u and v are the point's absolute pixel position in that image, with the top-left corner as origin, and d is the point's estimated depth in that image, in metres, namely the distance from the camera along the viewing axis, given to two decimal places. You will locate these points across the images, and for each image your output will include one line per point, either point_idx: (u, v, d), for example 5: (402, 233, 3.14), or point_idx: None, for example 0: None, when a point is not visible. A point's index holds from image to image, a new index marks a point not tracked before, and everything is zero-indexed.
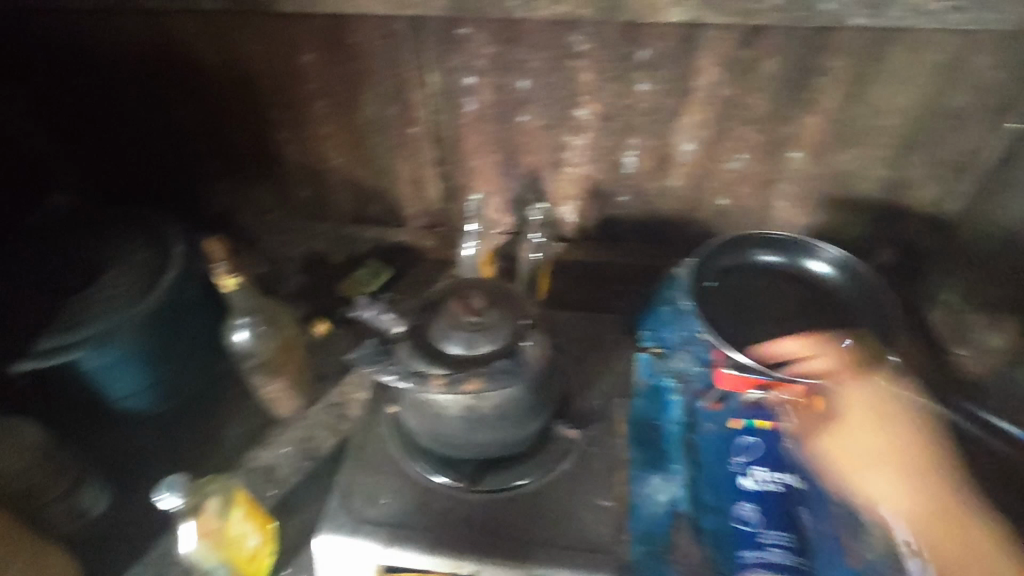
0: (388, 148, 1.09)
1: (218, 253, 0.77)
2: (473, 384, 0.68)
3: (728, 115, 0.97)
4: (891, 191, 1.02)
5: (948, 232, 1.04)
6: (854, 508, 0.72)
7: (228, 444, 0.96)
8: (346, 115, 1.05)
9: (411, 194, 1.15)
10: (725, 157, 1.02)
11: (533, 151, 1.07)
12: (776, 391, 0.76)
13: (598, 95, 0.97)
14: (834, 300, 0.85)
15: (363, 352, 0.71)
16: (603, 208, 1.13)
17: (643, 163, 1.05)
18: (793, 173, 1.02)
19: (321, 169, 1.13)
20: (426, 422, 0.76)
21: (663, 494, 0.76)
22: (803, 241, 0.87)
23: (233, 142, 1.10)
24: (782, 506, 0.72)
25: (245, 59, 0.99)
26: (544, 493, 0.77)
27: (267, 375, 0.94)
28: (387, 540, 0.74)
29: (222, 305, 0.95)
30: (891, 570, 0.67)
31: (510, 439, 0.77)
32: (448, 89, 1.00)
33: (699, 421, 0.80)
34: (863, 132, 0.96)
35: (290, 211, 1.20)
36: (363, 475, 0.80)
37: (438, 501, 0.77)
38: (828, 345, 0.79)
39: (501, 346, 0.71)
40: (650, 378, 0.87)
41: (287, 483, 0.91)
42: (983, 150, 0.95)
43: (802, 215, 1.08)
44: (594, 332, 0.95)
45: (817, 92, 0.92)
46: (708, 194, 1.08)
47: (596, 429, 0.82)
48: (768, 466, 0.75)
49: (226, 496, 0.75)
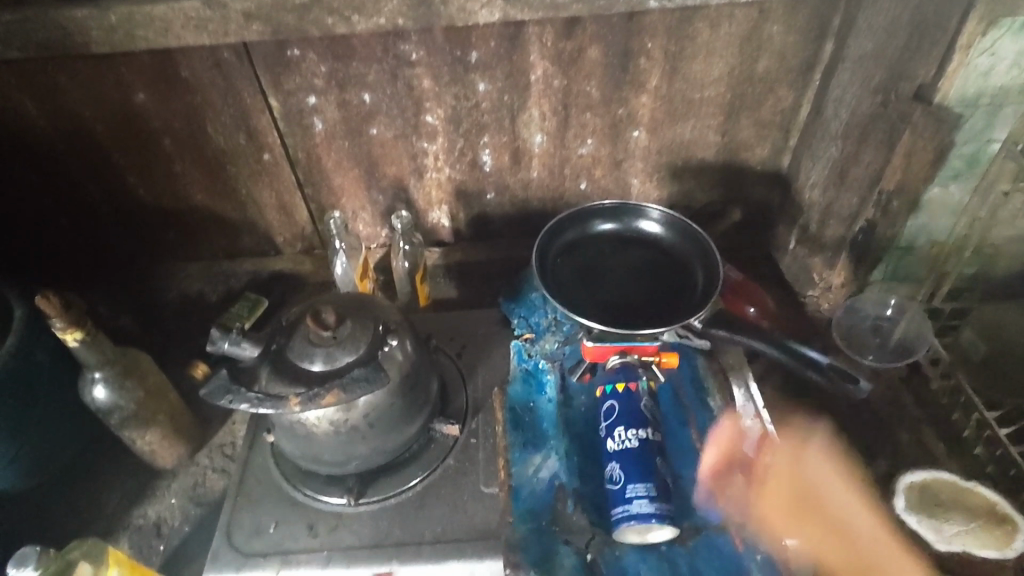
0: (243, 178, 1.06)
1: (50, 308, 0.74)
2: (330, 397, 0.68)
3: (568, 103, 1.01)
4: (727, 155, 1.10)
5: (786, 185, 1.13)
6: (718, 451, 0.80)
7: (110, 506, 0.93)
8: (192, 152, 1.01)
9: (280, 220, 1.13)
10: (575, 143, 1.06)
11: (393, 162, 1.07)
12: (634, 354, 0.82)
13: (441, 100, 0.99)
14: (669, 253, 0.92)
15: (212, 387, 0.69)
16: (473, 207, 1.15)
17: (500, 159, 1.08)
18: (636, 150, 1.08)
19: (179, 207, 1.09)
20: (302, 443, 0.76)
21: (544, 470, 0.79)
22: (634, 205, 0.93)
23: (79, 192, 1.04)
24: (646, 459, 0.74)
25: (72, 105, 0.94)
26: (431, 493, 0.79)
27: (139, 429, 0.90)
28: (279, 565, 0.73)
29: (79, 365, 0.89)
30: (751, 500, 0.75)
31: (390, 445, 0.78)
32: (291, 113, 0.98)
33: (571, 396, 0.87)
34: (692, 104, 1.02)
35: (155, 255, 1.15)
36: (247, 508, 0.79)
37: (325, 520, 0.77)
38: (667, 301, 0.87)
39: (360, 355, 0.72)
40: (523, 363, 0.89)
41: (176, 535, 0.89)
42: (798, 108, 1.04)
43: (654, 188, 1.14)
44: (471, 327, 0.97)
45: (641, 73, 0.98)
46: (568, 180, 1.12)
47: (477, 421, 0.85)
48: (629, 424, 0.76)
49: (96, 559, 0.73)
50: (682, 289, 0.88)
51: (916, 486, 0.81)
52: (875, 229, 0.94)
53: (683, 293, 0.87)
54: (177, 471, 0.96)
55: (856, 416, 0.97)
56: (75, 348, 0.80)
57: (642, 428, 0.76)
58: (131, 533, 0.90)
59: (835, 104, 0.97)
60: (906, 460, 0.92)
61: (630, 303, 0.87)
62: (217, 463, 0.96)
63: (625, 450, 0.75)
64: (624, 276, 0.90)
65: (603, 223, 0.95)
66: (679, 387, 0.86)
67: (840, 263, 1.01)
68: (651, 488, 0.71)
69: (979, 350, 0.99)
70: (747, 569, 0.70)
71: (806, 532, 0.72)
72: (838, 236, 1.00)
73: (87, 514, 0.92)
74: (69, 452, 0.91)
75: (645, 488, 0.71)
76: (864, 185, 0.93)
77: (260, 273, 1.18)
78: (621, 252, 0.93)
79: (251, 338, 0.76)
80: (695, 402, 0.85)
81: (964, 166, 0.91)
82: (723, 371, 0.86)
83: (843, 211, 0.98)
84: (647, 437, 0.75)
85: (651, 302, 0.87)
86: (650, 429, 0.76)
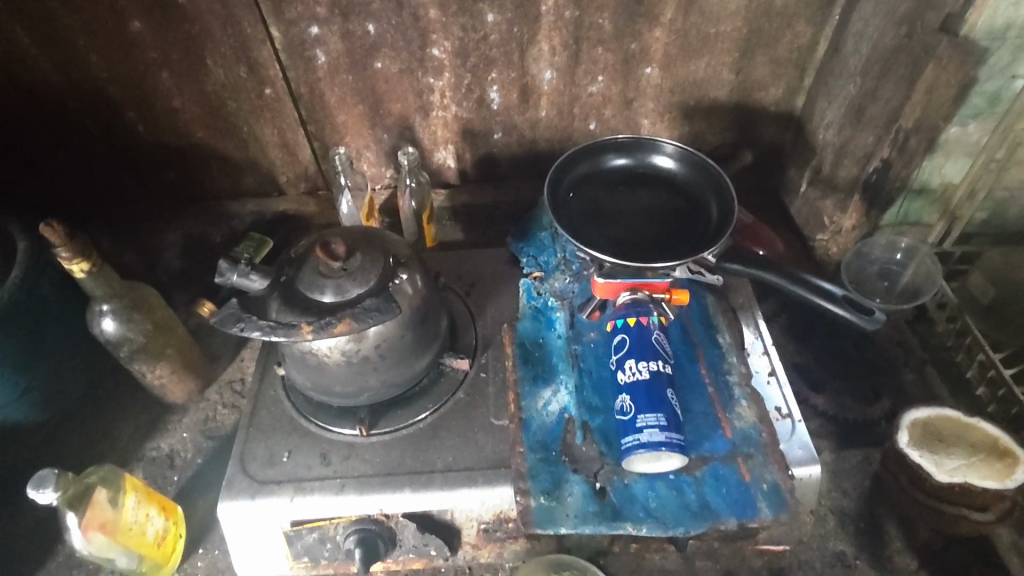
0: (245, 115, 1.03)
1: (54, 237, 0.73)
2: (342, 326, 0.67)
3: (579, 37, 0.97)
4: (740, 95, 1.08)
5: (799, 127, 1.11)
6: (726, 385, 0.80)
7: (122, 440, 0.94)
8: (192, 86, 0.98)
9: (283, 159, 1.11)
10: (585, 80, 1.03)
11: (398, 99, 1.04)
12: (644, 292, 0.83)
13: (448, 32, 0.95)
14: (681, 189, 0.92)
15: (225, 314, 0.69)
16: (479, 147, 1.12)
17: (508, 97, 1.05)
18: (648, 89, 1.05)
19: (180, 145, 1.06)
20: (313, 374, 0.76)
21: (554, 403, 0.80)
22: (647, 139, 0.93)
23: (76, 126, 1.02)
24: (656, 391, 0.74)
25: (65, 32, 0.90)
26: (441, 425, 0.79)
27: (148, 363, 0.90)
28: (293, 493, 0.74)
29: (85, 300, 0.89)
30: (758, 433, 0.76)
31: (399, 378, 0.78)
32: (293, 44, 0.95)
33: (580, 332, 0.86)
34: (707, 39, 0.99)
35: (157, 195, 1.13)
36: (260, 439, 0.79)
37: (338, 450, 0.78)
38: (680, 236, 0.87)
39: (371, 287, 0.72)
40: (532, 301, 0.90)
41: (188, 467, 0.91)
42: (816, 45, 1.01)
43: (665, 129, 1.12)
44: (480, 266, 0.96)
45: (656, 5, 0.94)
46: (577, 121, 1.09)
47: (486, 356, 0.86)
48: (639, 357, 0.77)
49: (114, 486, 0.76)
50: (694, 225, 0.88)
51: (919, 422, 0.83)
52: (889, 170, 0.93)
53: (696, 229, 0.88)
54: (187, 406, 0.97)
55: (861, 358, 0.97)
56: (81, 280, 0.79)
57: (653, 360, 0.77)
58: (145, 463, 0.91)
59: (855, 39, 0.94)
60: (908, 400, 0.93)
61: (641, 238, 0.87)
62: (226, 398, 0.98)
63: (635, 381, 0.75)
64: (636, 211, 0.90)
65: (615, 158, 0.95)
66: (688, 323, 0.86)
67: (852, 206, 1.00)
68: (662, 418, 0.72)
69: (986, 293, 0.98)
70: (753, 497, 0.71)
71: (812, 463, 0.74)
72: (851, 176, 0.98)
73: (99, 447, 0.93)
74: (80, 385, 0.91)
75: (656, 418, 0.72)
76: (882, 124, 0.91)
77: (264, 214, 1.15)
78: (633, 188, 0.93)
79: (260, 271, 0.75)
80: (703, 338, 0.85)
81: (986, 105, 0.87)
82: (732, 310, 0.88)
83: (858, 151, 0.96)
84: (658, 369, 0.76)
85: (663, 237, 0.87)
86: (661, 361, 0.77)
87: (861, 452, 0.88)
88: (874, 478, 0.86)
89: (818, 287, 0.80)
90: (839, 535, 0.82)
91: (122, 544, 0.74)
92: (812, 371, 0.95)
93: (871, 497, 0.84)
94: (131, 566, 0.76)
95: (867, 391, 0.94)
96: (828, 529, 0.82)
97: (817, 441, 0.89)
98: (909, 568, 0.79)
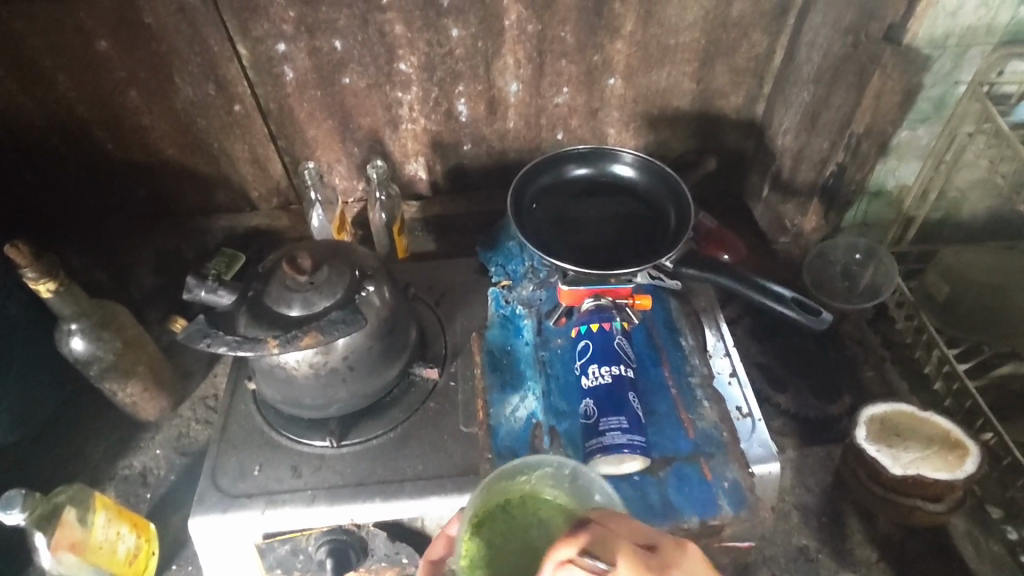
0: (214, 131, 1.04)
1: (20, 258, 0.73)
2: (308, 339, 0.68)
3: (542, 50, 1.00)
4: (702, 103, 1.10)
5: (760, 134, 1.14)
6: (689, 386, 0.82)
7: (95, 459, 0.93)
8: (160, 103, 0.99)
9: (254, 174, 1.11)
10: (550, 92, 1.05)
11: (367, 113, 1.05)
12: (608, 298, 0.86)
13: (413, 47, 0.97)
14: (642, 196, 0.96)
15: (192, 329, 0.70)
16: (449, 159, 1.14)
17: (475, 110, 1.06)
18: (613, 99, 1.08)
19: (149, 162, 1.07)
20: (282, 387, 0.77)
21: (522, 410, 0.81)
22: (607, 149, 0.96)
23: (44, 145, 1.02)
24: (617, 394, 0.77)
25: (30, 52, 0.91)
26: (411, 434, 0.81)
27: (119, 380, 0.90)
28: (264, 506, 0.74)
29: (54, 319, 0.89)
30: (720, 434, 0.78)
31: (369, 389, 0.80)
32: (260, 62, 0.96)
33: (548, 338, 0.87)
34: (667, 50, 1.02)
35: (128, 213, 1.14)
36: (230, 453, 0.80)
37: (308, 462, 0.78)
38: (641, 244, 0.91)
39: (338, 300, 0.73)
40: (500, 309, 0.91)
41: (162, 484, 0.91)
42: (772, 54, 1.04)
43: (630, 138, 1.14)
44: (451, 276, 0.98)
45: (615, 18, 0.97)
46: (544, 131, 1.11)
47: (456, 365, 0.87)
48: (602, 362, 0.80)
49: (83, 505, 0.75)
50: (654, 231, 0.92)
51: (876, 418, 0.85)
52: (844, 173, 0.96)
53: (655, 235, 0.91)
54: (160, 423, 0.97)
55: (823, 357, 1.00)
56: (49, 299, 0.80)
57: (616, 364, 0.80)
58: (117, 481, 0.92)
59: (808, 47, 0.97)
60: (867, 396, 0.96)
61: (603, 245, 0.91)
62: (199, 414, 0.98)
63: (598, 385, 0.78)
64: (598, 219, 0.94)
65: (578, 167, 0.98)
66: (652, 327, 0.88)
67: (812, 208, 1.03)
68: (624, 421, 0.74)
69: (941, 291, 1.01)
70: (715, 495, 0.73)
71: (773, 461, 0.76)
72: (810, 180, 1.02)
73: (71, 466, 0.93)
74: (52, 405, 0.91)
75: (618, 421, 0.74)
76: (835, 129, 0.95)
77: (236, 230, 1.16)
78: (595, 196, 0.96)
79: (227, 286, 0.74)
80: (667, 340, 0.87)
81: (932, 109, 0.90)
82: (695, 313, 0.90)
83: (815, 155, 0.99)
84: (621, 373, 0.79)
85: (624, 245, 0.91)
86: (623, 365, 0.80)
87: (824, 448, 0.91)
88: (835, 474, 0.88)
89: (766, 290, 0.84)
90: (802, 530, 0.84)
91: (93, 563, 0.74)
92: (775, 371, 0.98)
93: (832, 492, 0.87)
94: None
95: (829, 389, 0.96)
96: (792, 524, 0.84)
97: (781, 439, 0.92)
98: (869, 560, 0.82)
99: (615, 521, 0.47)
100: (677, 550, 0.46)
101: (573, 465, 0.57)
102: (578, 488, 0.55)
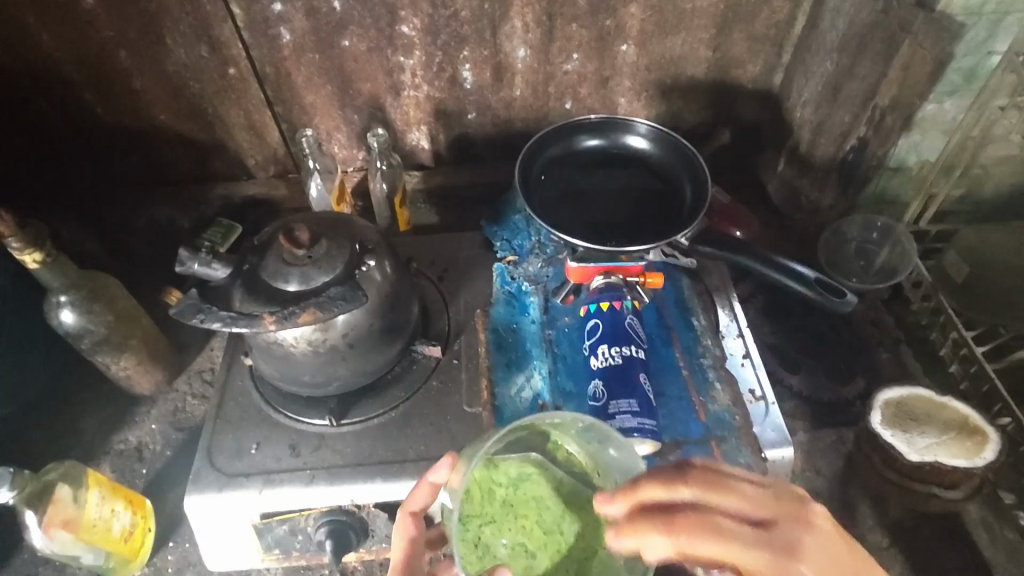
0: (208, 96, 0.99)
1: (4, 227, 0.70)
2: (306, 315, 0.65)
3: (553, 13, 0.94)
4: (718, 72, 1.05)
5: (776, 106, 1.10)
6: (702, 367, 0.80)
7: (88, 434, 0.91)
8: (151, 66, 0.94)
9: (251, 141, 1.07)
10: (560, 58, 1.00)
11: (367, 79, 1.00)
12: (617, 275, 0.84)
13: (417, 8, 0.92)
14: (656, 170, 0.92)
15: (184, 305, 0.66)
16: (453, 128, 1.09)
17: (480, 76, 1.01)
18: (625, 66, 1.03)
19: (140, 127, 1.02)
20: (280, 363, 0.74)
21: (526, 390, 0.79)
22: (620, 119, 0.92)
23: (30, 108, 0.97)
24: (626, 375, 0.75)
25: (13, 8, 0.86)
26: (412, 414, 0.78)
27: (112, 354, 0.87)
28: (262, 486, 0.72)
29: (43, 290, 0.86)
30: (732, 418, 0.75)
31: (370, 366, 0.77)
32: (255, 22, 0.91)
33: (555, 316, 0.85)
34: (684, 15, 0.96)
35: (120, 179, 1.09)
36: (227, 430, 0.78)
37: (307, 442, 0.76)
38: (654, 220, 0.87)
39: (337, 275, 0.70)
40: (505, 285, 0.88)
41: (157, 459, 0.89)
42: (794, 21, 0.99)
43: (641, 108, 1.09)
44: (454, 250, 0.95)
45: None
46: (553, 100, 1.06)
47: (459, 343, 0.84)
48: (611, 342, 0.78)
49: (76, 483, 0.73)
50: (668, 205, 0.89)
51: (891, 402, 0.84)
52: (866, 148, 0.92)
53: (670, 211, 0.88)
54: (156, 397, 0.95)
55: (838, 336, 0.97)
56: (36, 270, 0.76)
57: (626, 345, 0.77)
58: (112, 457, 0.90)
59: (832, 14, 0.92)
60: (883, 379, 0.93)
61: (612, 221, 0.88)
62: (195, 388, 0.96)
63: (608, 366, 0.76)
64: (610, 192, 0.90)
65: (589, 139, 0.94)
66: (663, 306, 0.86)
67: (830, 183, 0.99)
68: (635, 404, 0.72)
69: (961, 271, 0.97)
70: None
71: (786, 445, 0.74)
72: (829, 155, 0.98)
73: (63, 440, 0.90)
74: (44, 378, 0.89)
75: (629, 404, 0.72)
76: (858, 102, 0.91)
77: (232, 199, 1.12)
78: (607, 169, 0.93)
79: (221, 259, 0.71)
80: (678, 320, 0.84)
81: (962, 81, 0.84)
82: (707, 292, 0.87)
83: (835, 128, 0.95)
84: (632, 354, 0.77)
85: (636, 220, 0.88)
86: (634, 346, 0.77)
87: (836, 432, 0.88)
88: (847, 458, 0.86)
89: (788, 269, 0.83)
90: None
91: (87, 541, 0.73)
92: (787, 351, 0.95)
93: (844, 476, 0.85)
94: (98, 561, 0.75)
95: (843, 370, 0.94)
96: None
97: (792, 421, 0.89)
98: (880, 546, 0.80)
99: (704, 516, 0.48)
100: (798, 511, 0.50)
101: (590, 419, 0.56)
102: (590, 444, 0.58)
